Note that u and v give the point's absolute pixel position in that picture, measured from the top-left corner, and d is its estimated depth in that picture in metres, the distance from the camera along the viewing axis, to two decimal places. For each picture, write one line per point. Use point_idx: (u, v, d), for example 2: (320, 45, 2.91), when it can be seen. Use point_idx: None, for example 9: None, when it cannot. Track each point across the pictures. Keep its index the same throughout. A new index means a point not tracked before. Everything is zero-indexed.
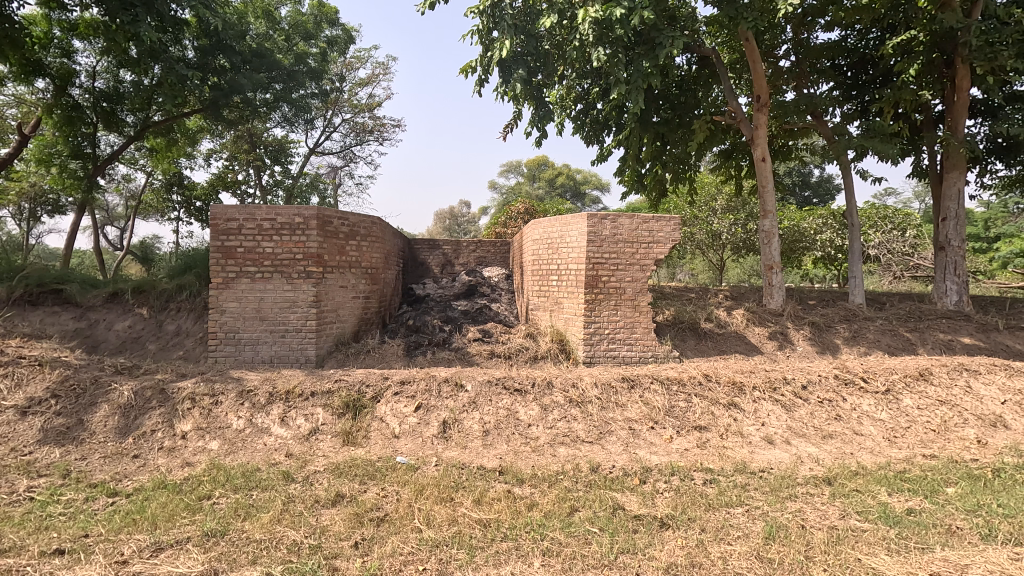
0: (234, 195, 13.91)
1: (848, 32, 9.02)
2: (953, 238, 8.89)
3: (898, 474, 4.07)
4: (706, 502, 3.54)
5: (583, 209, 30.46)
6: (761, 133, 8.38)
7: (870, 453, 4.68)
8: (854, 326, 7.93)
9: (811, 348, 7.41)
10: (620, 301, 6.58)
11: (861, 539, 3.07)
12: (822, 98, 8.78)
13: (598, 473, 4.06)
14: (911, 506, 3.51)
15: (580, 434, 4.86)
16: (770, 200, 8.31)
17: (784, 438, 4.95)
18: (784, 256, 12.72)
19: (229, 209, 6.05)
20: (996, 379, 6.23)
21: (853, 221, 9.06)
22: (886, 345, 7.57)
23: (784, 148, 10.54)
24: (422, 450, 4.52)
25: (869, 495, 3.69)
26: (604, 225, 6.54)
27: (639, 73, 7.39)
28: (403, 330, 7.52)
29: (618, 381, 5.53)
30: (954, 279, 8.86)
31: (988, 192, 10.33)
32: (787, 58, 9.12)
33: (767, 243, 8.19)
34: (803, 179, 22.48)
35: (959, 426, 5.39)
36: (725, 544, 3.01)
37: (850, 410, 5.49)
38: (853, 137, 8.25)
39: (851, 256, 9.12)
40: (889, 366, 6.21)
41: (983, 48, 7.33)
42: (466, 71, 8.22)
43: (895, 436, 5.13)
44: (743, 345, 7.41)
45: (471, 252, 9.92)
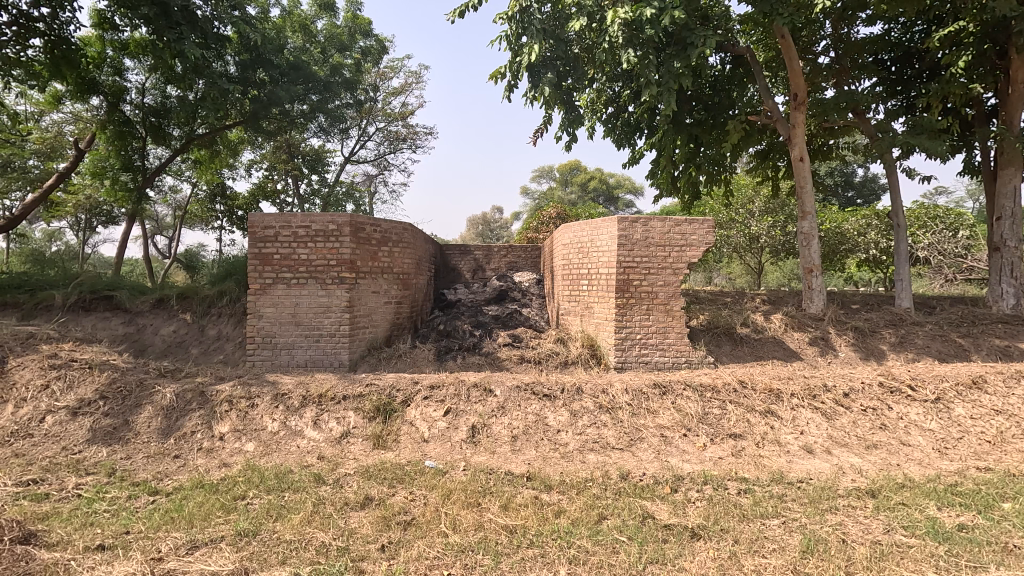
0: (274, 204, 14.34)
1: (891, 25, 8.67)
2: (1009, 238, 8.41)
3: (949, 487, 3.84)
4: (740, 513, 3.42)
5: (616, 213, 30.15)
6: (798, 132, 8.13)
7: (918, 465, 4.44)
8: (902, 331, 7.57)
9: (854, 355, 7.10)
10: (652, 305, 6.48)
11: (907, 556, 2.91)
12: (863, 95, 8.44)
13: (628, 481, 3.98)
14: (963, 521, 3.31)
15: (610, 441, 4.78)
16: (809, 201, 8.04)
17: (825, 448, 4.76)
18: (826, 258, 12.28)
19: (266, 217, 6.23)
20: None
21: (899, 222, 8.68)
22: (936, 351, 7.20)
23: (823, 147, 10.16)
24: (451, 455, 4.53)
25: (917, 508, 3.51)
26: (635, 228, 6.46)
27: (670, 74, 7.31)
28: (434, 334, 7.58)
29: (650, 387, 5.42)
30: (1011, 281, 8.37)
31: None
32: (826, 55, 8.83)
33: (806, 246, 7.92)
34: (846, 178, 21.74)
35: (1016, 438, 5.06)
36: (760, 557, 2.89)
37: (896, 419, 5.24)
38: (898, 134, 7.91)
39: (898, 257, 8.72)
40: (940, 374, 5.89)
41: None
42: (496, 78, 8.27)
43: (946, 447, 4.86)
44: (782, 351, 7.17)
45: (502, 256, 9.92)
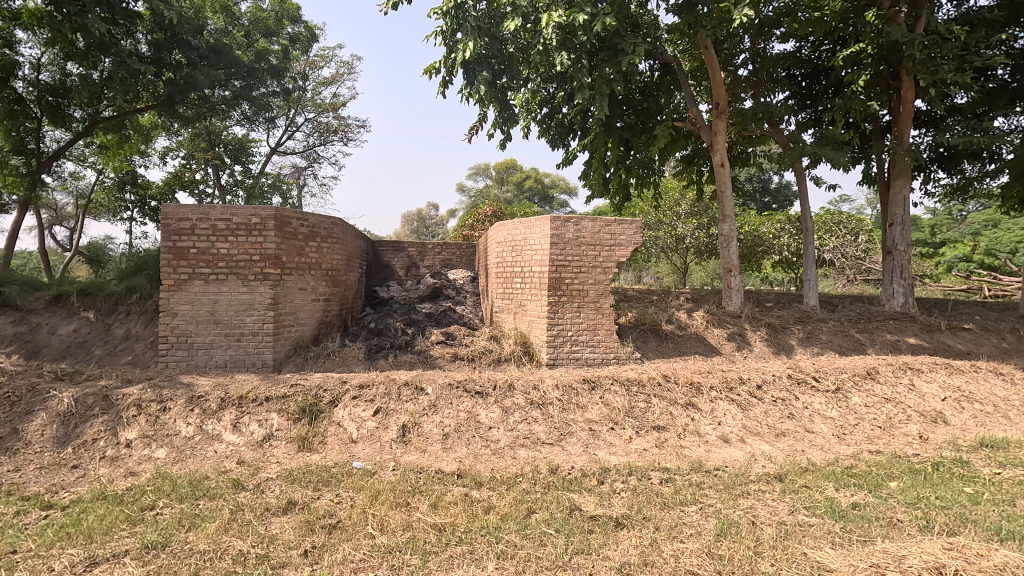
0: (192, 195, 13.46)
1: (801, 43, 9.34)
2: (899, 243, 9.27)
3: (845, 470, 4.20)
4: (662, 501, 3.59)
5: (552, 213, 30.62)
6: (719, 139, 8.58)
7: (820, 450, 4.82)
8: (808, 327, 8.18)
9: (767, 349, 7.61)
10: (582, 303, 6.64)
11: (808, 534, 3.15)
12: (777, 107, 9.03)
13: (556, 475, 4.07)
14: (856, 500, 3.63)
15: (540, 436, 4.86)
16: (729, 206, 8.53)
17: (739, 437, 5.06)
18: (745, 259, 13.08)
19: (181, 208, 5.84)
20: (937, 376, 6.47)
21: (807, 226, 9.35)
22: (837, 345, 7.83)
23: (743, 155, 10.78)
24: (379, 455, 4.45)
25: (818, 490, 3.81)
26: (567, 228, 6.60)
27: (602, 78, 7.51)
28: (364, 333, 7.39)
29: (579, 383, 5.55)
30: (901, 281, 9.24)
31: (932, 198, 11.02)
32: (745, 68, 9.38)
33: (726, 247, 8.39)
34: (763, 185, 23.30)
35: (902, 423, 5.60)
36: (678, 542, 3.04)
37: (801, 408, 5.66)
38: (807, 145, 8.53)
39: (806, 259, 9.41)
40: (840, 366, 6.42)
41: (925, 62, 7.65)
42: (430, 73, 8.18)
43: (844, 433, 5.31)
44: (703, 347, 7.56)
45: (436, 254, 9.84)
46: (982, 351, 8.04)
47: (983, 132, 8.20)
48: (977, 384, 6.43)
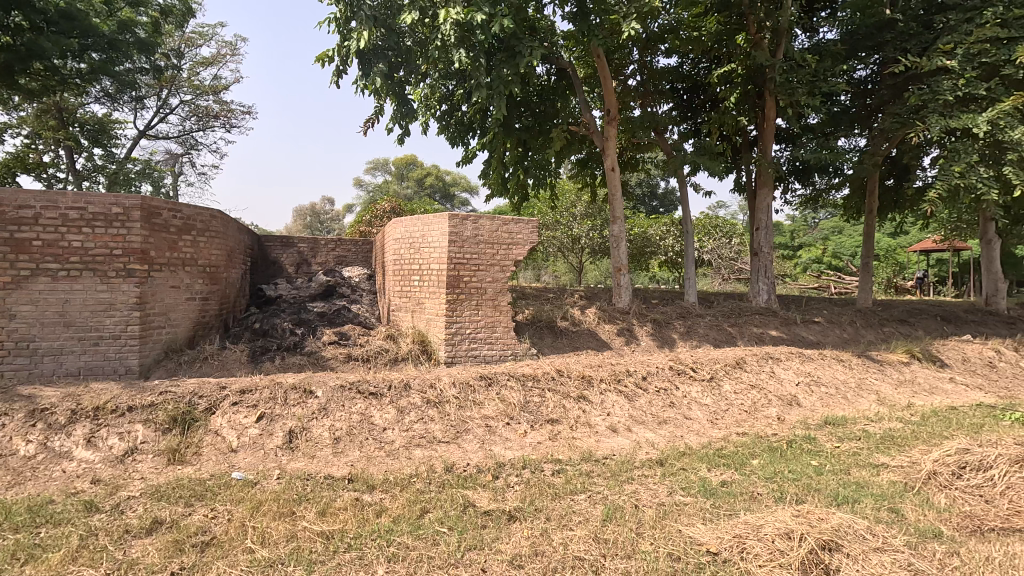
0: (38, 180, 11.75)
1: (683, 59, 10.11)
2: (764, 246, 10.33)
3: (716, 451, 4.61)
4: (554, 492, 3.71)
5: (452, 210, 30.49)
6: (611, 144, 9.03)
7: (696, 435, 5.25)
8: (688, 322, 8.87)
9: (652, 343, 8.14)
10: (481, 301, 6.68)
11: (683, 512, 3.42)
12: (662, 117, 9.69)
13: (451, 473, 4.05)
14: (724, 478, 3.99)
15: (437, 434, 4.83)
16: (619, 208, 9.00)
17: (626, 426, 5.37)
18: (635, 260, 13.89)
19: (21, 194, 5.07)
20: (792, 364, 7.29)
21: (688, 229, 10.12)
22: (712, 338, 8.57)
23: (632, 160, 11.44)
24: (263, 463, 4.17)
25: (693, 471, 4.15)
26: (465, 226, 6.60)
27: (500, 79, 7.60)
28: (247, 334, 6.89)
29: (476, 380, 5.58)
30: (766, 280, 10.31)
31: (790, 206, 12.41)
32: (634, 78, 9.96)
33: (616, 247, 8.87)
34: (651, 190, 24.92)
35: (764, 407, 6.26)
36: (567, 530, 3.16)
37: (681, 397, 6.12)
38: (687, 153, 9.23)
39: (687, 259, 10.19)
40: (713, 357, 7.03)
41: (785, 84, 8.58)
42: (322, 61, 7.80)
43: (717, 418, 5.83)
44: (595, 342, 7.92)
45: (330, 250, 9.42)
46: (828, 340, 9.20)
47: (830, 149, 9.37)
48: (823, 369, 7.33)
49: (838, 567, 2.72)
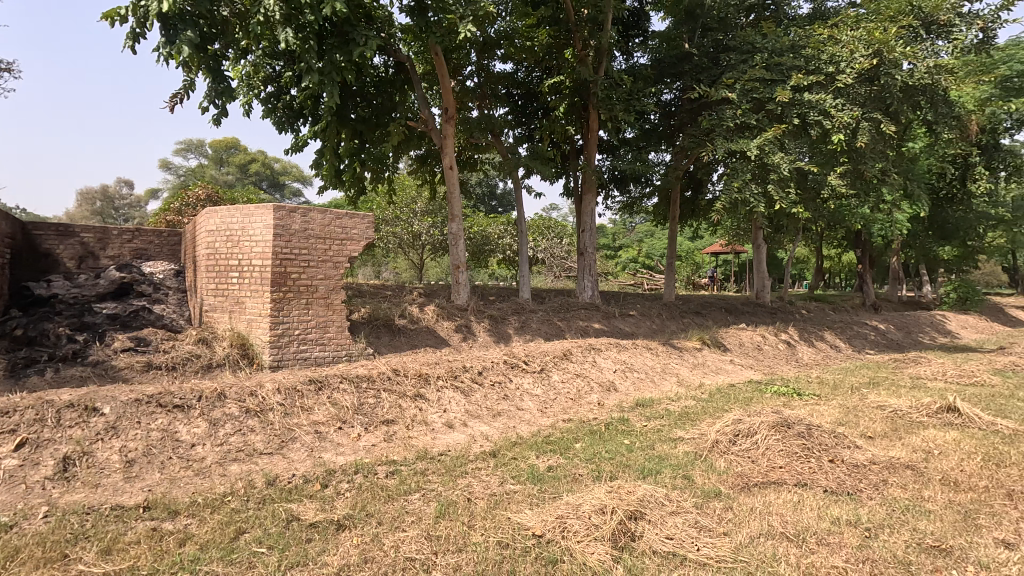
0: None
1: (518, 66, 10.58)
2: (588, 246, 11.28)
3: (545, 438, 4.92)
4: (387, 494, 3.63)
5: (282, 201, 28.11)
6: (449, 143, 9.09)
7: (527, 424, 5.55)
8: (522, 318, 9.31)
9: (489, 339, 8.40)
10: (311, 300, 6.26)
11: (513, 500, 3.58)
12: (499, 120, 10.03)
13: (274, 486, 3.73)
14: (551, 463, 4.27)
15: (257, 446, 4.40)
16: (457, 207, 9.12)
17: (462, 421, 5.45)
18: (474, 257, 14.23)
19: None
20: (611, 353, 8.07)
21: (522, 229, 10.62)
22: (544, 332, 9.08)
23: (471, 160, 11.67)
24: (24, 501, 3.41)
25: (522, 459, 4.37)
26: (293, 219, 6.13)
27: (333, 65, 7.19)
28: (4, 343, 5.59)
29: (304, 384, 5.21)
30: (590, 277, 11.26)
31: (611, 210, 13.72)
32: (471, 79, 10.16)
33: (455, 245, 8.98)
34: (490, 191, 25.72)
35: (587, 394, 6.83)
36: (399, 532, 3.11)
37: (514, 389, 6.40)
38: (521, 157, 9.68)
39: (521, 257, 10.70)
40: (544, 350, 7.48)
41: (605, 100, 9.45)
42: (113, 19, 6.62)
43: (546, 407, 6.21)
44: (433, 339, 7.91)
45: (125, 242, 8.05)
46: (641, 331, 10.35)
47: (642, 162, 10.55)
48: (636, 356, 8.25)
49: (641, 532, 3.08)
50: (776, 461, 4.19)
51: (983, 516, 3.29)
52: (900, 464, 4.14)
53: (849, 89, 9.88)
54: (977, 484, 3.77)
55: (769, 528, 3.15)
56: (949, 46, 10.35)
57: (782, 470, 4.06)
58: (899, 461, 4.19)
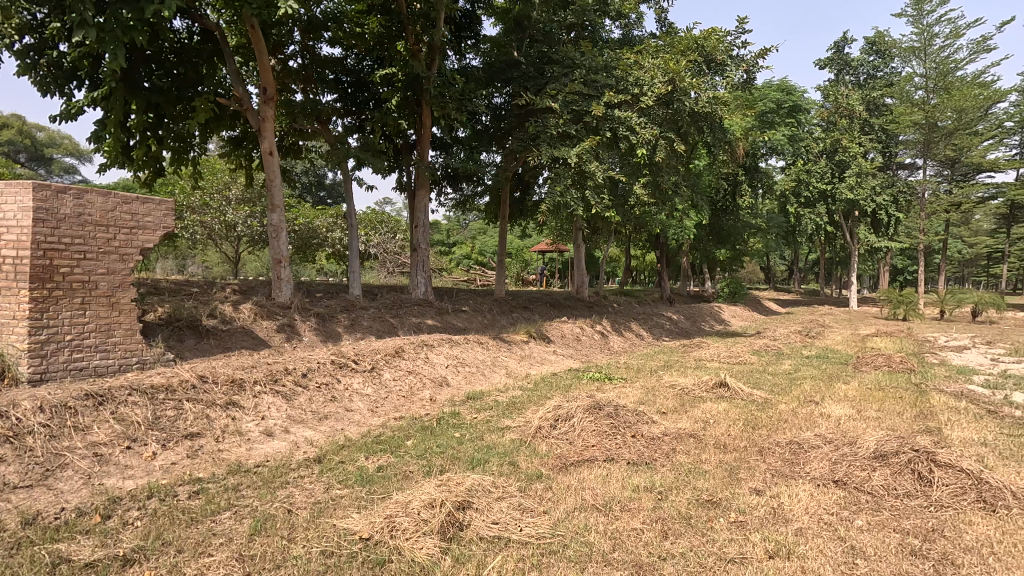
0: None
1: (347, 52, 10.11)
2: (422, 243, 11.22)
3: (374, 438, 4.79)
4: (189, 517, 3.22)
5: (48, 178, 23.00)
6: (268, 126, 8.32)
7: (356, 425, 5.35)
8: (352, 315, 8.92)
9: (315, 338, 7.89)
10: (89, 299, 5.25)
11: (339, 505, 3.42)
12: (325, 107, 9.46)
13: (35, 527, 3.06)
14: (380, 463, 4.18)
15: (10, 479, 3.55)
16: (278, 196, 8.41)
17: (283, 428, 5.04)
18: (299, 251, 13.31)
19: None
20: (444, 349, 8.15)
21: (352, 223, 10.18)
22: (376, 330, 8.78)
23: (294, 146, 10.83)
24: None
25: (350, 462, 4.21)
26: (62, 201, 5.09)
27: (118, 23, 6.10)
28: None
29: (79, 399, 4.36)
30: (423, 274, 11.22)
31: (445, 207, 13.87)
32: (294, 60, 9.43)
33: (275, 238, 8.29)
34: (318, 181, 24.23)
35: (420, 390, 6.82)
36: (204, 558, 2.78)
37: (342, 390, 6.10)
38: (351, 148, 9.25)
39: (351, 252, 10.25)
40: (375, 348, 7.27)
41: (438, 97, 9.49)
42: None
43: (376, 406, 6.04)
44: (250, 340, 7.18)
45: None
46: (473, 325, 10.62)
47: (474, 161, 10.83)
48: (468, 351, 8.45)
49: (469, 521, 3.17)
50: (589, 441, 4.65)
51: (741, 470, 4.04)
52: (685, 434, 4.88)
53: (650, 110, 11.29)
54: (739, 444, 4.60)
55: (582, 502, 3.49)
56: (723, 83, 12.41)
57: (595, 448, 4.52)
58: (685, 432, 4.94)
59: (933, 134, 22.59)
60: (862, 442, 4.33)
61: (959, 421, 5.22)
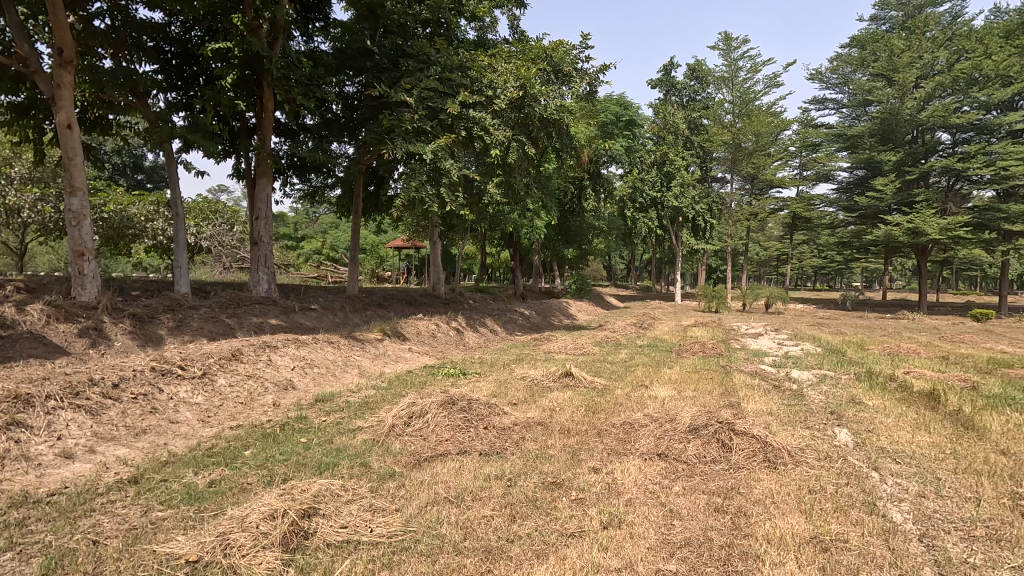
0: None
1: (170, 19, 8.92)
2: (263, 236, 10.32)
3: (206, 451, 4.33)
4: None
5: None
6: (65, 94, 7.03)
7: (183, 439, 4.78)
8: (179, 315, 7.91)
9: (131, 343, 6.83)
10: None
11: (160, 528, 3.05)
12: (144, 78, 8.25)
13: None
14: (212, 477, 3.79)
15: None
16: (80, 177, 7.15)
17: (88, 448, 4.31)
18: (109, 242, 11.47)
19: None
20: (289, 350, 7.60)
21: (178, 212, 9.03)
22: (208, 331, 7.86)
23: (103, 121, 9.30)
24: None
25: (175, 480, 3.75)
26: None
27: None
28: None
29: None
30: (265, 269, 10.35)
31: (290, 198, 12.93)
32: (101, 19, 8.08)
33: (76, 226, 7.05)
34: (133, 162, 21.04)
35: (260, 395, 6.29)
36: None
37: (166, 400, 5.38)
38: (176, 127, 8.18)
39: (177, 244, 9.11)
40: (206, 351, 6.53)
41: (281, 80, 8.81)
42: None
43: (209, 416, 5.44)
44: (41, 347, 5.99)
45: None
46: (323, 324, 10.05)
47: (323, 152, 10.25)
48: (316, 351, 7.98)
49: (315, 529, 3.03)
50: (443, 435, 4.69)
51: (582, 451, 4.39)
52: (533, 422, 5.16)
53: (504, 113, 11.65)
54: (580, 428, 4.99)
55: (435, 496, 3.52)
56: (570, 93, 13.28)
57: (448, 442, 4.58)
58: (533, 420, 5.22)
59: (739, 153, 26.52)
60: (680, 419, 4.96)
61: (753, 396, 6.22)
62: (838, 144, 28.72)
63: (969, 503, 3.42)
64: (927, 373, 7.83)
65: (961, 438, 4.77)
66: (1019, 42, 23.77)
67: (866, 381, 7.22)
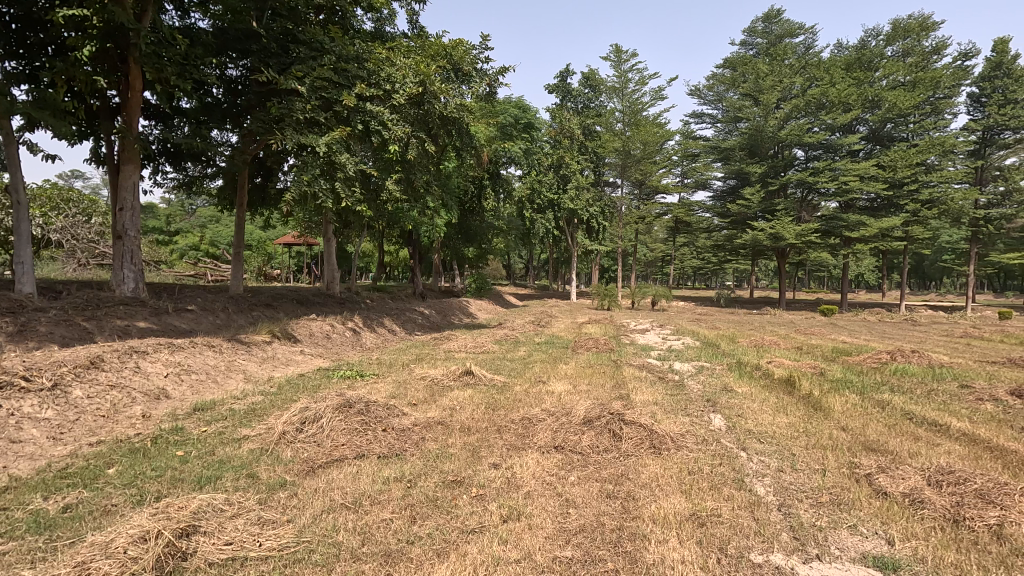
0: None
1: None
2: (129, 229, 9.23)
3: (58, 473, 3.80)
4: None
5: None
6: None
7: (29, 460, 4.16)
8: (21, 319, 6.84)
9: None
10: None
11: (1, 565, 2.64)
12: None
13: None
14: (67, 501, 3.34)
15: None
16: None
17: None
18: None
19: None
20: (161, 356, 6.85)
21: (19, 200, 7.81)
22: (60, 336, 6.87)
23: None
24: None
25: (18, 508, 3.25)
26: None
27: None
28: None
29: None
30: (131, 267, 9.29)
31: (162, 188, 11.70)
32: None
33: None
34: None
35: (126, 407, 5.64)
36: None
37: (5, 416, 4.62)
38: (17, 102, 7.06)
39: (18, 237, 7.88)
40: (58, 359, 5.69)
41: (151, 56, 7.92)
42: None
43: (61, 432, 4.77)
44: None
45: None
46: (201, 327, 9.21)
47: (202, 139, 9.38)
48: (193, 357, 7.29)
49: (195, 548, 2.78)
50: (339, 440, 4.52)
51: (482, 448, 4.44)
52: (433, 422, 5.13)
53: (402, 108, 11.43)
54: (480, 426, 5.05)
55: (330, 503, 3.39)
56: (470, 93, 13.31)
57: (344, 447, 4.42)
58: (433, 420, 5.18)
59: (628, 160, 28.15)
60: (575, 412, 5.19)
61: (641, 388, 6.66)
62: (713, 155, 31.52)
63: (817, 473, 3.94)
64: (786, 362, 8.87)
65: (811, 417, 5.47)
66: (856, 75, 27.55)
67: (737, 371, 8.03)
